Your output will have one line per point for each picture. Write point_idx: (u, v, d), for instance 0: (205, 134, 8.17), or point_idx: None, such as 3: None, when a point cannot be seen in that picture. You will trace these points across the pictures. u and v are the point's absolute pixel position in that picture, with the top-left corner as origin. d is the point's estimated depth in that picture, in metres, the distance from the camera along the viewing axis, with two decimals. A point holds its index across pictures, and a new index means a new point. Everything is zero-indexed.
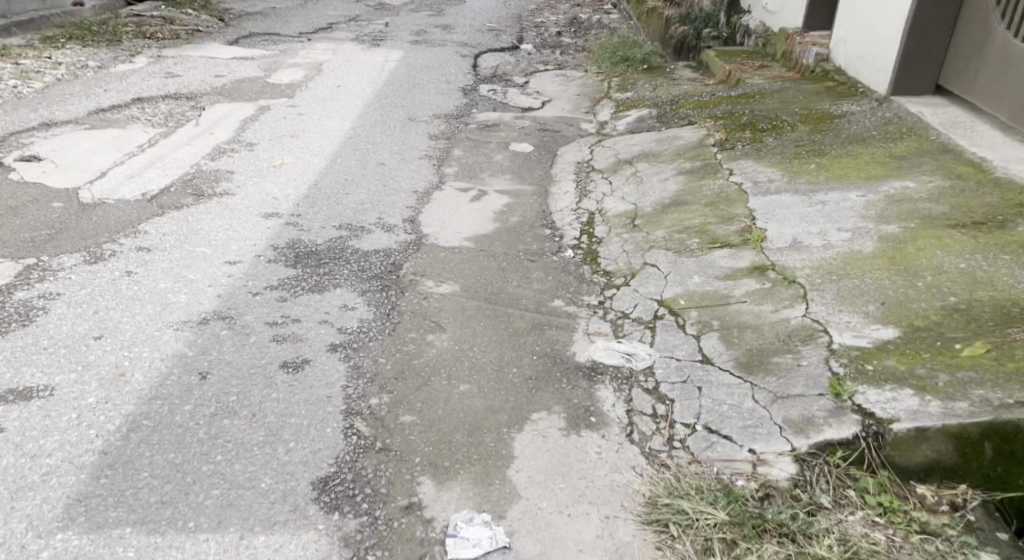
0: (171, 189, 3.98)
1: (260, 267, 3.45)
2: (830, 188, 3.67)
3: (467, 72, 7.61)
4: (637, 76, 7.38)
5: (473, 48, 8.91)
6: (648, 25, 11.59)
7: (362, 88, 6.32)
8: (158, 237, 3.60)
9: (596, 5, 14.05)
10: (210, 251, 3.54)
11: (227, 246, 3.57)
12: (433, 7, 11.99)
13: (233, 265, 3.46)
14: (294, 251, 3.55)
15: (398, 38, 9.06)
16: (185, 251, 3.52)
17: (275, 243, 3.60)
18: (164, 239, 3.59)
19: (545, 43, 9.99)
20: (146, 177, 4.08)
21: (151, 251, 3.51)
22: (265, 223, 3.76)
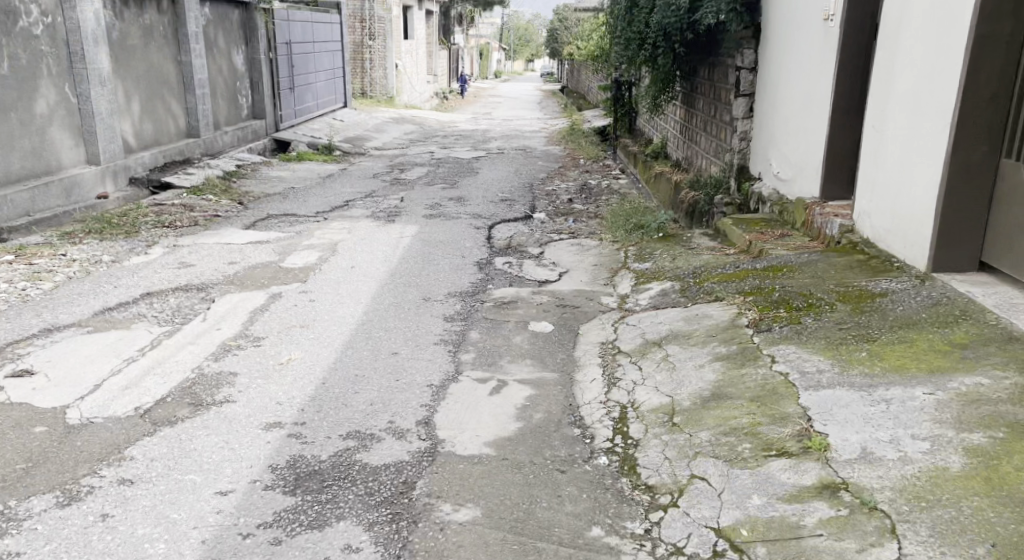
0: (166, 400, 3.63)
1: (253, 498, 3.04)
2: (890, 384, 3.26)
3: (481, 244, 7.44)
4: (654, 241, 7.14)
5: (486, 219, 8.82)
6: (659, 191, 11.56)
7: (376, 267, 6.12)
8: (144, 465, 3.21)
9: (605, 172, 14.17)
10: (200, 478, 3.14)
11: (220, 471, 3.18)
12: (445, 179, 12.07)
13: (225, 495, 3.05)
14: (295, 472, 3.16)
15: (412, 212, 8.99)
16: (171, 482, 3.12)
17: (274, 463, 3.21)
18: (150, 468, 3.19)
19: (558, 211, 9.91)
20: (141, 387, 3.74)
21: (133, 483, 3.12)
22: (263, 437, 3.37)
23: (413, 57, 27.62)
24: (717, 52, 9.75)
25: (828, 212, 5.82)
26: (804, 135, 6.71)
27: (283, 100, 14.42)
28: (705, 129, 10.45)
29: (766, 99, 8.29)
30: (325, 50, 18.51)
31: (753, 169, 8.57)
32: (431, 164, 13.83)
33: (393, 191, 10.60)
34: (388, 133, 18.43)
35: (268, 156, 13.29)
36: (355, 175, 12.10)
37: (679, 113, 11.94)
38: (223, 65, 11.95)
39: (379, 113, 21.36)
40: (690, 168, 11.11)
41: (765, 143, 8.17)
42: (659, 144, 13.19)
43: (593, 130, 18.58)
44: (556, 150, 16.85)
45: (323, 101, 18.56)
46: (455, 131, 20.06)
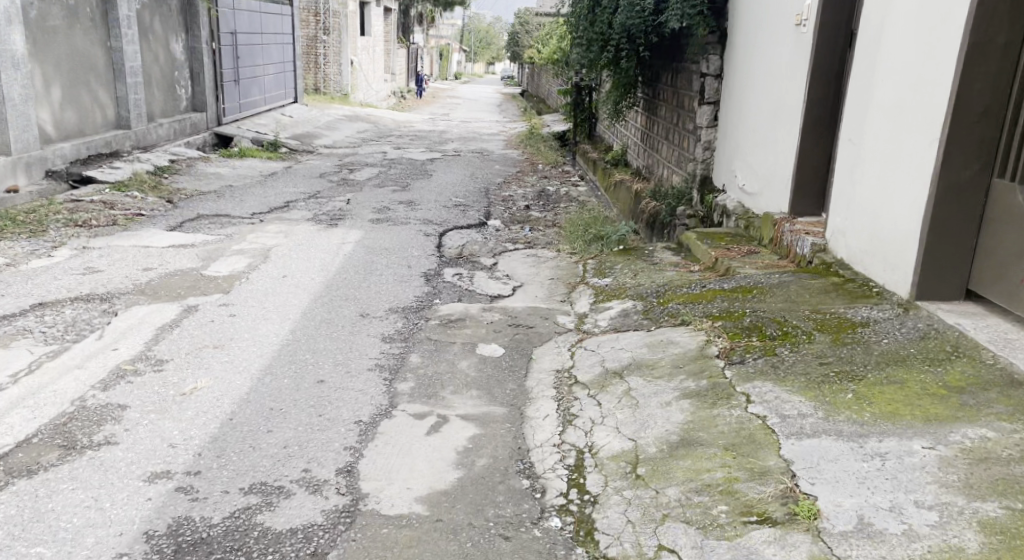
0: (32, 440, 3.10)
1: None
2: (884, 435, 2.81)
3: (429, 253, 6.96)
4: (614, 254, 6.70)
5: (436, 225, 8.34)
6: (619, 200, 11.14)
7: (310, 277, 5.63)
8: None
9: (563, 178, 13.74)
10: (49, 552, 2.58)
11: (78, 540, 2.63)
12: (396, 181, 11.56)
13: None
14: (177, 544, 2.63)
15: (358, 217, 8.47)
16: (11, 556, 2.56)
17: (151, 530, 2.68)
18: None
19: (514, 218, 9.46)
20: (4, 422, 3.20)
21: None
22: (143, 493, 2.83)
23: (370, 55, 27.02)
24: (681, 57, 9.34)
25: (797, 229, 5.42)
26: (772, 145, 6.27)
27: (225, 93, 14.38)
28: (667, 137, 10.05)
29: (732, 107, 7.85)
30: (275, 43, 17.91)
31: (717, 181, 8.11)
32: (383, 166, 13.30)
33: (339, 194, 10.06)
34: (340, 131, 17.85)
35: (209, 151, 13.32)
36: (300, 176, 11.52)
37: (641, 120, 11.54)
38: (159, 53, 12.03)
39: (331, 110, 20.76)
40: (652, 176, 10.69)
41: (731, 153, 7.73)
42: (620, 152, 12.79)
43: (553, 135, 18.16)
44: (514, 154, 16.40)
45: (272, 97, 17.95)
46: (411, 131, 19.52)
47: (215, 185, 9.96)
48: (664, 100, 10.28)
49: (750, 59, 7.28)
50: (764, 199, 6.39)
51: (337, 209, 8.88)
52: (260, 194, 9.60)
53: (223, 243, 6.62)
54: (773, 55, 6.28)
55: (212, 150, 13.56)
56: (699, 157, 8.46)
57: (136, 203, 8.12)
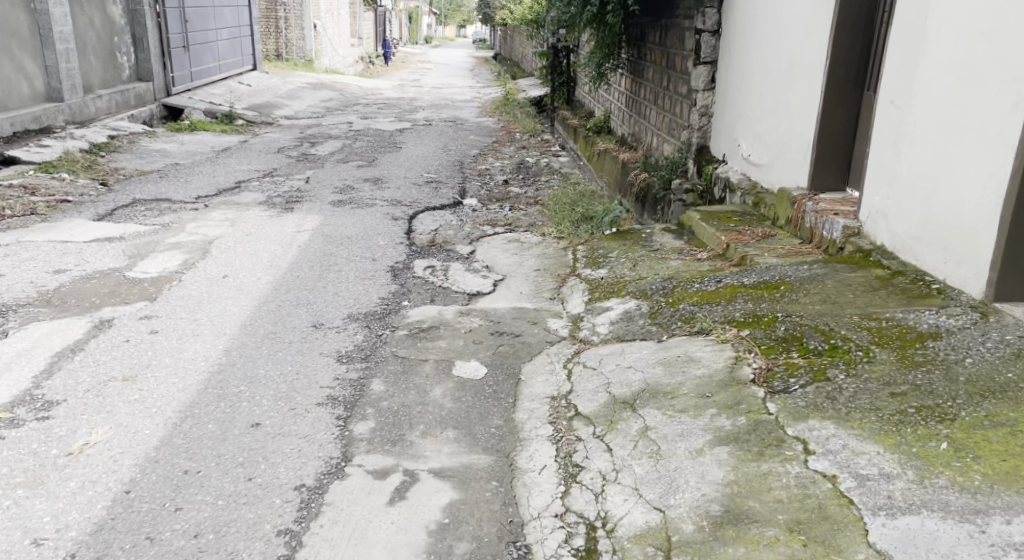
0: None
1: None
2: (1010, 512, 2.26)
3: (397, 242, 6.21)
4: (608, 239, 5.95)
5: (404, 208, 7.58)
6: (606, 173, 10.35)
7: (254, 280, 4.89)
8: None
9: (543, 147, 12.94)
10: None
11: None
12: (361, 156, 10.74)
13: None
14: None
15: (317, 200, 7.69)
16: None
17: None
18: None
19: (490, 195, 8.68)
20: None
21: None
22: None
23: (335, 20, 25.94)
24: (672, 13, 8.52)
25: (823, 210, 4.50)
26: (785, 111, 5.46)
27: (173, 61, 13.69)
28: (657, 103, 9.24)
29: (733, 68, 7.02)
30: (228, 7, 16.90)
31: (716, 151, 7.30)
32: (347, 138, 12.44)
33: (299, 174, 9.25)
34: (303, 101, 16.93)
35: (158, 123, 12.77)
36: (256, 154, 10.65)
37: (626, 83, 10.71)
38: (94, 18, 11.34)
39: (294, 78, 19.78)
40: (641, 146, 9.89)
41: (732, 120, 6.90)
42: (602, 119, 11.99)
43: (529, 100, 17.26)
44: (489, 121, 15.54)
45: (228, 65, 16.98)
46: (380, 99, 18.57)
47: (161, 167, 9.14)
48: (651, 60, 9.47)
49: (755, 12, 6.44)
50: (776, 174, 5.59)
51: (294, 192, 8.08)
52: (209, 176, 8.78)
53: (158, 237, 5.87)
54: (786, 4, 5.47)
55: (160, 121, 12.96)
56: (695, 124, 7.66)
57: (64, 189, 7.42)
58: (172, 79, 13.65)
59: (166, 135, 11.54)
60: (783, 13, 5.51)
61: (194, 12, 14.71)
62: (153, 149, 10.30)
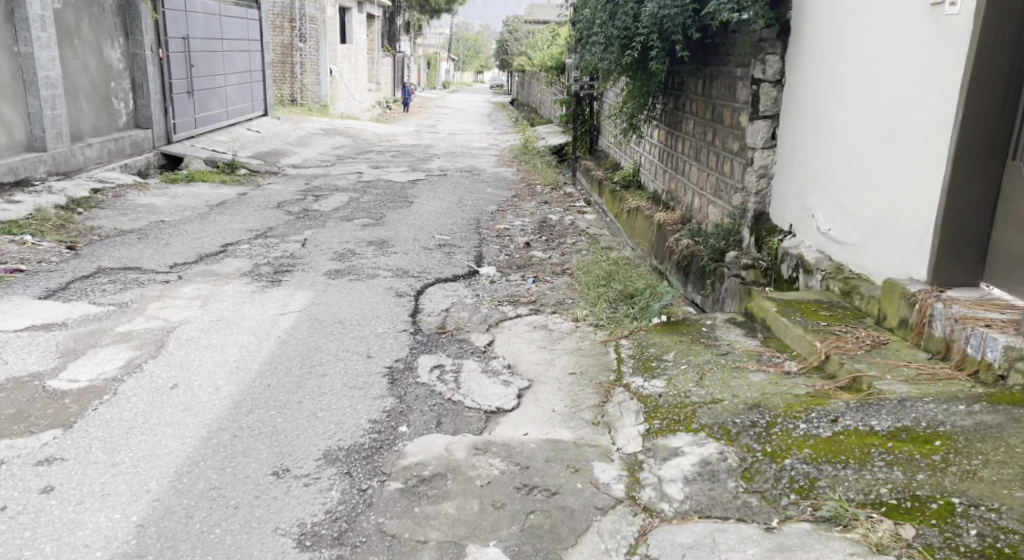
0: None
1: None
2: None
3: (399, 331, 5.12)
4: (657, 329, 4.84)
5: (410, 279, 6.51)
6: (639, 235, 9.31)
7: (206, 398, 3.76)
8: None
9: (567, 201, 11.89)
10: None
11: None
12: (368, 212, 9.70)
13: None
14: None
15: (310, 269, 6.63)
16: None
17: None
18: None
19: (511, 262, 7.62)
20: None
21: None
22: None
23: (351, 64, 25.25)
24: (719, 59, 7.51)
25: (962, 313, 3.48)
26: (885, 182, 4.44)
27: (175, 106, 12.81)
28: (701, 159, 8.19)
29: (801, 125, 5.98)
30: (238, 51, 16.12)
31: (781, 222, 6.22)
32: (355, 191, 11.44)
33: (296, 234, 8.22)
34: (312, 148, 15.99)
35: (154, 172, 11.78)
36: (252, 209, 9.63)
37: (659, 135, 9.69)
38: (89, 61, 10.49)
39: (305, 124, 18.89)
40: (679, 206, 8.85)
41: (802, 187, 5.85)
42: (632, 172, 10.97)
43: (549, 148, 16.30)
44: (507, 171, 14.54)
45: (236, 110, 16.08)
46: (393, 146, 17.65)
47: (143, 225, 8.12)
48: (692, 111, 8.45)
49: (831, 50, 5.39)
50: (872, 259, 4.55)
51: (287, 258, 7.03)
52: (193, 237, 7.73)
53: (108, 323, 4.79)
54: (885, 52, 4.48)
55: (157, 170, 11.99)
56: (752, 187, 6.59)
57: (20, 255, 6.46)
58: (173, 126, 12.73)
59: (158, 186, 10.58)
60: (881, 62, 4.53)
61: (200, 54, 13.85)
62: (138, 202, 9.29)
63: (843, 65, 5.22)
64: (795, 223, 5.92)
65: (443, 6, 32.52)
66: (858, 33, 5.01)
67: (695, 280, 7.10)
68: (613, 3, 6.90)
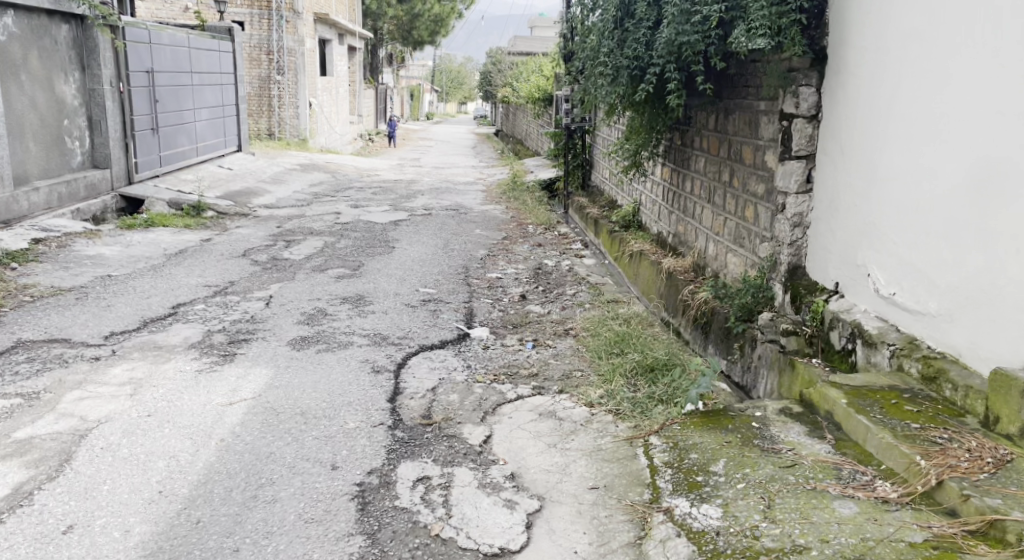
0: None
1: None
2: None
3: (375, 425, 4.16)
4: (694, 423, 3.95)
5: (389, 348, 5.56)
6: (645, 284, 8.44)
7: (108, 550, 3.00)
8: None
9: (561, 243, 11.01)
10: None
11: None
12: (345, 260, 8.76)
13: None
14: None
15: (273, 337, 5.67)
16: None
17: None
18: None
19: (505, 321, 6.69)
20: None
21: None
22: None
23: (332, 97, 24.45)
24: (739, 91, 6.61)
25: None
26: (979, 246, 3.79)
27: (138, 144, 11.88)
28: (716, 203, 7.31)
29: (844, 167, 5.11)
30: (210, 85, 15.23)
31: (825, 281, 5.31)
32: (332, 234, 10.52)
33: (261, 290, 7.26)
34: (287, 187, 15.05)
35: (111, 216, 10.81)
36: (215, 259, 8.67)
37: (664, 173, 8.78)
38: (39, 96, 9.56)
39: (281, 160, 17.94)
40: (690, 252, 7.96)
41: (848, 239, 5.00)
42: (631, 211, 10.13)
43: (539, 183, 15.42)
44: (496, 209, 13.65)
45: (206, 146, 15.14)
46: (375, 182, 16.77)
47: (85, 281, 7.15)
48: (705, 149, 7.56)
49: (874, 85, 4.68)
50: (961, 335, 3.88)
51: (247, 322, 6.07)
52: (141, 296, 6.77)
53: (5, 425, 3.83)
54: (989, 93, 3.82)
55: (116, 214, 11.03)
56: (785, 238, 5.67)
57: None
58: (135, 165, 11.79)
59: (114, 232, 9.62)
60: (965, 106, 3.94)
61: (166, 89, 12.93)
62: (86, 253, 8.33)
63: (902, 99, 4.42)
64: (842, 281, 5.07)
65: (425, 38, 31.74)
66: (927, 61, 4.21)
67: (717, 340, 6.24)
68: (621, 29, 6.02)
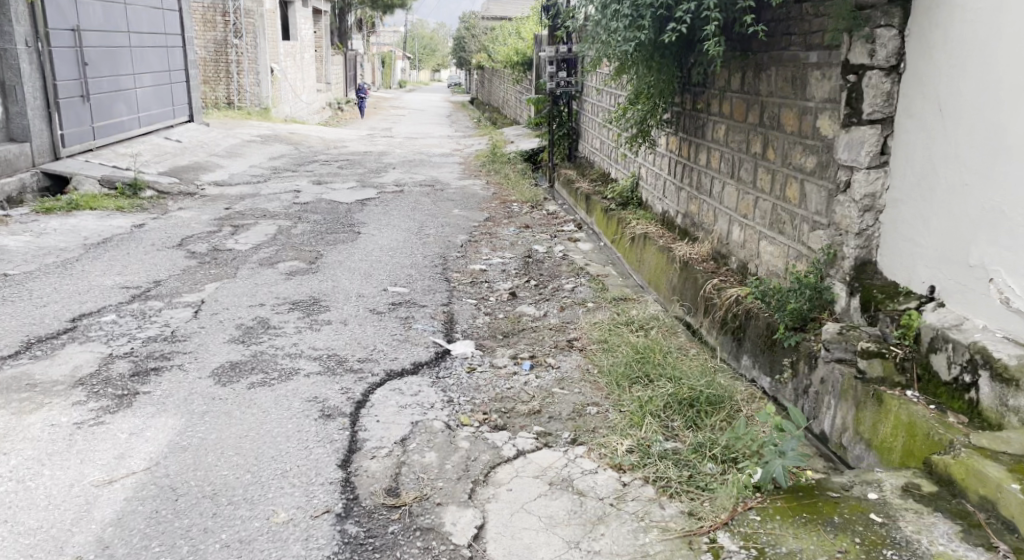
0: None
1: None
2: None
3: (316, 519, 2.94)
4: (779, 509, 2.82)
5: (345, 378, 4.28)
6: (653, 273, 7.18)
7: None
8: None
9: (550, 223, 9.75)
10: None
11: None
12: (301, 250, 7.48)
13: None
14: None
15: (191, 365, 4.36)
16: None
17: None
18: None
19: (493, 329, 5.43)
20: None
21: None
22: None
23: (297, 64, 22.96)
24: (782, 42, 5.26)
25: None
26: None
27: (63, 115, 10.90)
28: (743, 180, 6.00)
29: (941, 135, 3.84)
30: (152, 48, 14.03)
31: (910, 283, 4.03)
32: (289, 217, 9.21)
33: (192, 293, 5.98)
34: (243, 161, 13.68)
35: (31, 196, 9.76)
36: (144, 251, 7.39)
37: (671, 143, 7.52)
38: None
39: (240, 131, 16.53)
40: (708, 236, 6.67)
41: (951, 230, 3.76)
42: (628, 186, 8.87)
43: (521, 154, 14.08)
44: (475, 183, 12.34)
45: (149, 116, 13.90)
46: (343, 154, 15.40)
47: None
48: (729, 115, 6.23)
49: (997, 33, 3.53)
50: None
51: (164, 341, 4.80)
52: (33, 306, 5.49)
53: None
54: None
55: (39, 194, 10.00)
56: (850, 225, 4.33)
57: None
58: (61, 139, 10.82)
59: (29, 219, 8.30)
60: None
61: (96, 50, 11.90)
62: None
63: None
64: (941, 286, 3.82)
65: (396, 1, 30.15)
66: None
67: (754, 350, 5.00)
68: None
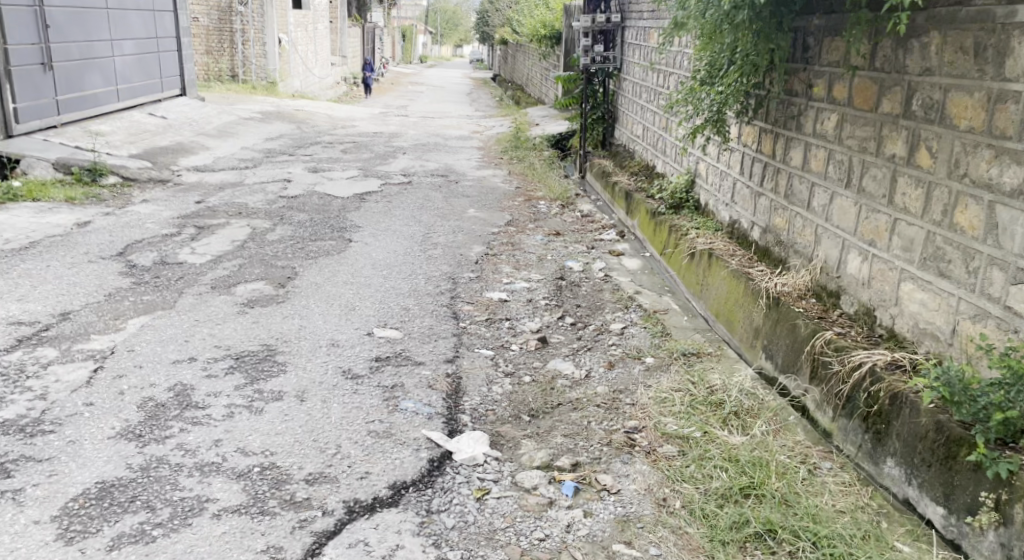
0: None
1: None
2: None
3: None
4: None
5: (281, 523, 2.74)
6: (721, 305, 5.44)
7: None
8: None
9: (585, 227, 8.05)
10: None
11: None
12: (272, 265, 5.85)
13: None
14: None
15: (33, 493, 2.82)
16: None
17: None
18: None
19: (516, 403, 3.78)
20: None
21: None
22: None
23: (309, 35, 21.19)
24: None
25: None
26: None
27: (17, 86, 9.31)
28: (864, 191, 4.24)
29: None
30: (135, 11, 12.35)
31: None
32: (269, 216, 7.58)
33: (105, 334, 4.35)
34: (233, 142, 12.02)
35: None
36: (70, 263, 5.77)
37: (749, 134, 5.76)
38: None
39: (239, 107, 14.85)
40: (805, 263, 4.90)
41: None
42: (683, 184, 7.12)
43: (548, 139, 12.34)
44: (495, 174, 10.63)
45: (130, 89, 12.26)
46: (348, 136, 13.70)
47: None
48: (845, 100, 4.45)
49: None
50: None
51: (17, 434, 3.15)
52: None
53: None
54: None
55: None
56: None
57: None
58: (14, 113, 9.23)
59: None
60: None
61: (63, 12, 10.28)
62: None
63: None
64: None
65: None
66: None
67: (906, 457, 3.23)
68: None
